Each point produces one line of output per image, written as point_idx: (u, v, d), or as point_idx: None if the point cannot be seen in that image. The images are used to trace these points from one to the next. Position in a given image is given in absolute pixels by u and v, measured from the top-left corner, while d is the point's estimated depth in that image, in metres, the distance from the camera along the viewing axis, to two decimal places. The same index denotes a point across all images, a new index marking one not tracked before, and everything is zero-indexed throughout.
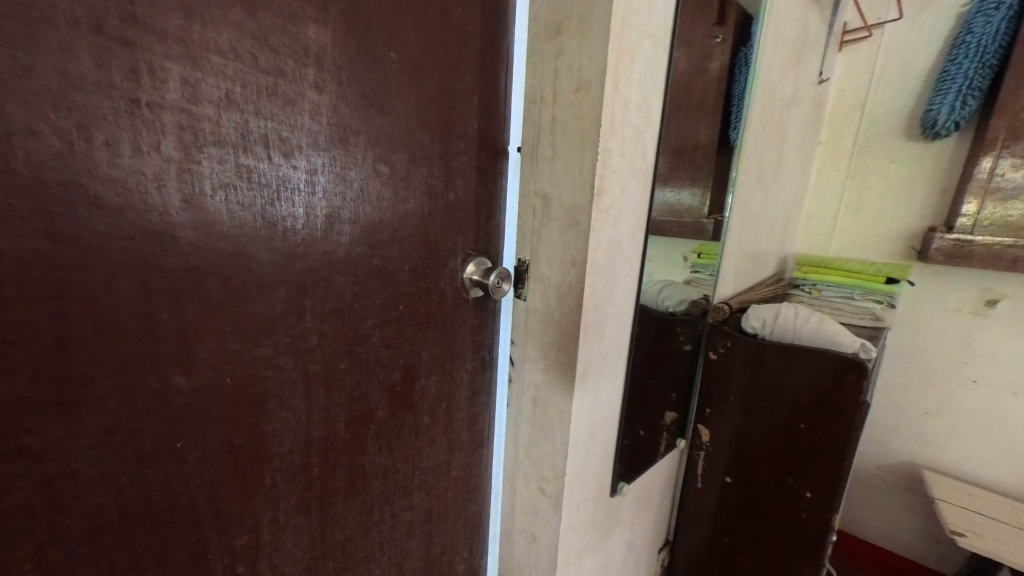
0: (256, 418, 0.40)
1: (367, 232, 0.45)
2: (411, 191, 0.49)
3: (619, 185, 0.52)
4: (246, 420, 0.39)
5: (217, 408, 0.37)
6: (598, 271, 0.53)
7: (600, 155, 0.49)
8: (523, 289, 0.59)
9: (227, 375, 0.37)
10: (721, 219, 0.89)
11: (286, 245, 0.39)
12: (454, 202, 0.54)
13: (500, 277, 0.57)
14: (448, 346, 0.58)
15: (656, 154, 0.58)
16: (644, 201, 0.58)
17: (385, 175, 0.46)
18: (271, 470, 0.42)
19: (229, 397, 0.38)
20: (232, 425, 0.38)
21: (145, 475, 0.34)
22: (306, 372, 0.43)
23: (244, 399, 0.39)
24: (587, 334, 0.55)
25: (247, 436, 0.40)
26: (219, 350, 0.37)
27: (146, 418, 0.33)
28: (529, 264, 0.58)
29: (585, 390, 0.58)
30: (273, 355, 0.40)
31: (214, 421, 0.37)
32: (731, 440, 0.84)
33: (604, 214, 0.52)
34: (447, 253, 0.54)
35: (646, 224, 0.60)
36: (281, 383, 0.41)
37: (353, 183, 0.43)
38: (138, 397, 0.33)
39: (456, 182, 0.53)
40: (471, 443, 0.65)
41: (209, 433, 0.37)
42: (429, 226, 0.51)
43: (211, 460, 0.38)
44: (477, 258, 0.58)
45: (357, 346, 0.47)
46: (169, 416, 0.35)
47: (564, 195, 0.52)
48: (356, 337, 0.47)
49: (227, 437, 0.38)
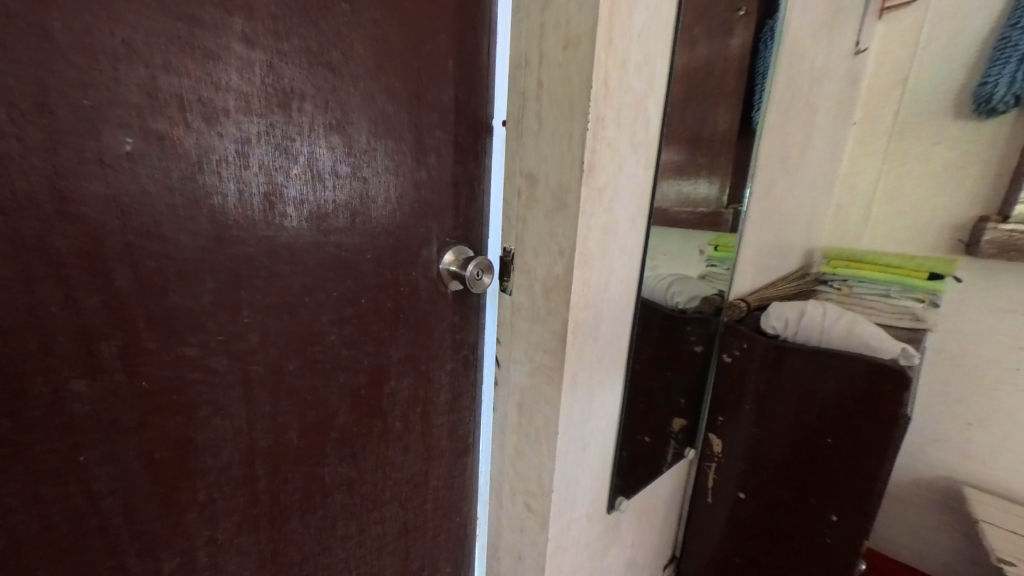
0: (182, 428, 0.35)
1: (318, 213, 0.39)
2: (373, 169, 0.42)
3: (614, 162, 0.45)
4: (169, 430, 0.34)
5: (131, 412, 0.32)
6: (590, 262, 0.46)
7: (592, 125, 0.42)
8: (509, 283, 0.52)
9: (143, 378, 0.32)
10: (741, 207, 0.80)
11: (212, 227, 0.34)
12: (426, 182, 0.47)
13: (481, 269, 0.51)
14: (423, 346, 0.52)
15: (661, 127, 0.50)
16: (647, 182, 0.50)
17: (340, 147, 0.40)
18: (205, 487, 0.37)
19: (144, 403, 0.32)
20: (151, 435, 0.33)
21: (40, 493, 0.29)
22: (249, 374, 0.38)
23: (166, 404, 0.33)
24: (576, 334, 0.48)
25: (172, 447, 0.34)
26: (130, 348, 0.31)
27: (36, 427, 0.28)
28: (514, 254, 0.51)
29: (575, 399, 0.51)
30: (201, 355, 0.35)
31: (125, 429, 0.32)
32: (746, 452, 0.76)
33: (597, 194, 0.44)
34: (419, 240, 0.48)
35: (649, 208, 0.52)
36: (212, 388, 0.36)
37: (300, 157, 0.37)
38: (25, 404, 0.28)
39: (427, 160, 0.47)
40: (452, 451, 0.59)
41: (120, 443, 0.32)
42: (397, 210, 0.45)
43: (126, 476, 0.33)
44: (454, 246, 0.51)
45: (309, 345, 0.41)
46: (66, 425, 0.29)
47: (551, 172, 0.45)
48: (307, 336, 0.41)
49: (146, 449, 0.33)
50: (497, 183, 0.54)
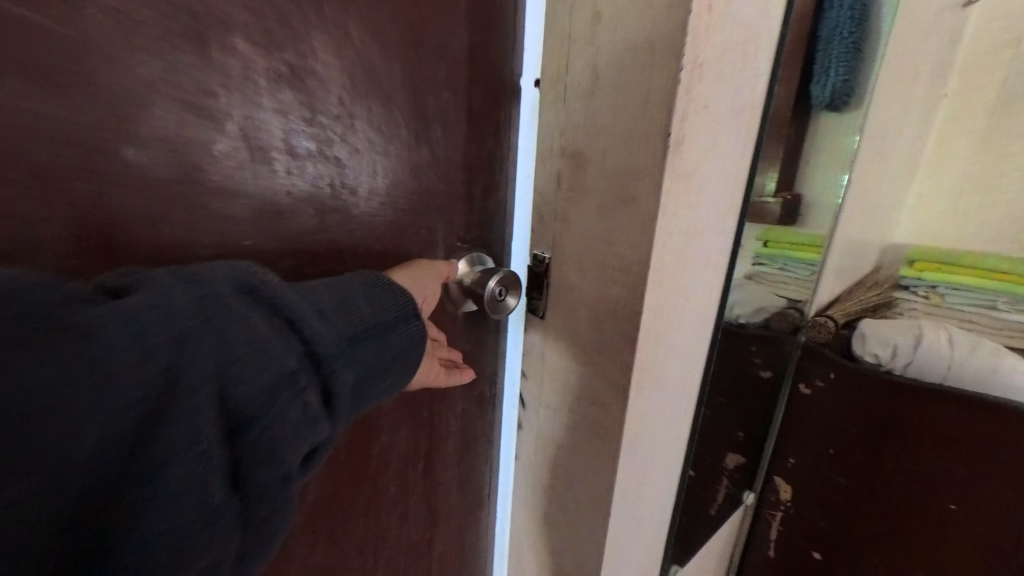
0: (280, 423, 0.22)
1: (264, 209, 0.26)
2: (348, 146, 0.29)
3: (709, 136, 0.29)
4: (276, 437, 0.22)
5: (187, 425, 0.19)
6: (664, 283, 0.31)
7: (686, 71, 0.25)
8: (542, 302, 0.39)
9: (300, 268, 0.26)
10: (814, 200, 0.66)
11: (78, 239, 0.20)
12: (428, 164, 0.33)
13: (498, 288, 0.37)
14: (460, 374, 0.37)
15: (774, 83, 0.33)
16: (748, 164, 0.33)
17: (294, 112, 0.26)
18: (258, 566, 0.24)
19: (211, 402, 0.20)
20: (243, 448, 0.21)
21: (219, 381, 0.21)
22: (367, 350, 0.27)
23: (257, 397, 0.22)
24: (642, 386, 0.33)
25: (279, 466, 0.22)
26: (215, 277, 0.22)
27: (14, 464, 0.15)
28: (549, 264, 0.38)
29: (633, 468, 0.37)
30: (295, 312, 0.24)
31: (158, 443, 0.18)
32: (824, 506, 0.62)
33: (683, 184, 0.28)
34: (416, 245, 0.34)
35: (745, 202, 0.36)
36: (327, 368, 0.24)
37: (228, 123, 0.24)
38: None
39: (427, 133, 0.33)
40: (462, 508, 0.47)
41: (188, 479, 0.19)
42: (388, 205, 0.32)
43: (290, 406, 0.22)
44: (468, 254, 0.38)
45: (411, 322, 0.29)
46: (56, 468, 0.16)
47: (609, 149, 0.30)
48: (411, 312, 0.29)
49: (323, 373, 0.24)
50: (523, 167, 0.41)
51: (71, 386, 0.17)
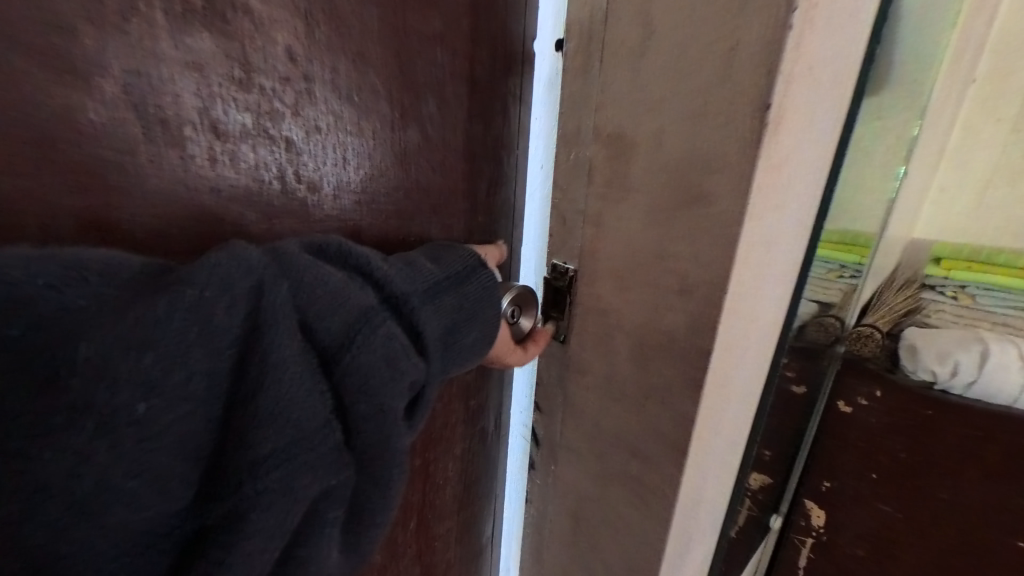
0: (377, 366, 0.18)
1: (172, 209, 0.17)
2: (303, 122, 0.20)
3: (808, 111, 0.21)
4: (370, 378, 0.17)
5: (273, 368, 0.15)
6: (736, 310, 0.23)
7: (797, 16, 0.18)
8: (565, 324, 0.31)
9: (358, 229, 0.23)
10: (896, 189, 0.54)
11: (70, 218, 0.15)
12: (417, 152, 0.25)
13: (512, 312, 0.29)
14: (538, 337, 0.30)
15: (872, 43, 0.25)
16: (837, 150, 0.26)
17: (216, 66, 0.17)
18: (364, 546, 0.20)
19: (299, 348, 0.16)
20: (349, 402, 0.17)
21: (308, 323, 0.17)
22: (446, 297, 0.23)
23: (340, 339, 0.17)
24: (700, 440, 0.26)
25: (388, 426, 0.18)
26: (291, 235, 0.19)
27: (89, 424, 0.12)
28: (573, 279, 0.30)
29: (680, 534, 0.29)
30: (366, 254, 0.20)
31: (238, 386, 0.15)
32: (863, 540, 0.52)
33: (773, 178, 0.21)
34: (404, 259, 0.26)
35: (825, 200, 0.28)
36: (411, 314, 0.20)
37: (107, 79, 0.15)
38: (33, 369, 0.11)
39: (420, 109, 0.25)
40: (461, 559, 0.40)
41: (290, 432, 0.15)
42: (364, 206, 0.24)
43: (387, 345, 0.18)
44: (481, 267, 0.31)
45: (479, 271, 0.25)
46: (145, 430, 0.13)
47: (667, 131, 0.22)
48: (475, 263, 0.25)
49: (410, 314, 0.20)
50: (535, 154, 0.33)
51: (150, 326, 0.13)
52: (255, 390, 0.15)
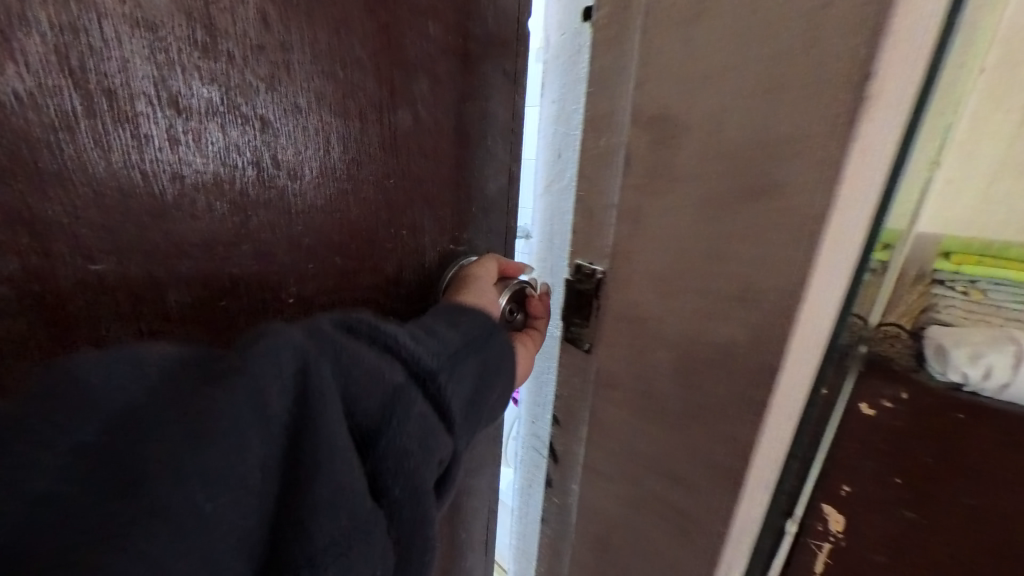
0: (410, 448, 0.19)
1: (141, 179, 0.18)
2: (279, 100, 0.20)
3: (906, 79, 0.17)
4: (409, 457, 0.19)
5: (326, 454, 0.16)
6: (806, 324, 0.20)
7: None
8: (588, 332, 0.28)
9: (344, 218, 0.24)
10: None
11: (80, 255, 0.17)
12: (406, 139, 0.25)
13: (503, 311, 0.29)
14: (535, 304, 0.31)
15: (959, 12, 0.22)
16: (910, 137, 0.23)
17: (176, 39, 0.17)
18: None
19: (344, 424, 0.17)
20: (384, 481, 0.18)
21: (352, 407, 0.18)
22: (471, 365, 0.24)
23: (378, 420, 0.19)
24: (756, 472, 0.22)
25: (422, 497, 0.19)
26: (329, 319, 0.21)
27: (156, 537, 0.13)
28: (600, 281, 0.26)
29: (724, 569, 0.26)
30: (392, 332, 0.21)
31: (288, 483, 0.16)
32: None
33: (861, 168, 0.17)
34: (388, 255, 0.26)
35: (890, 195, 0.25)
36: (439, 385, 0.22)
37: (34, 37, 0.15)
38: (100, 491, 0.13)
39: (404, 95, 0.24)
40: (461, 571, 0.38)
41: (344, 522, 0.16)
42: (344, 196, 0.23)
43: (420, 424, 0.20)
44: (460, 260, 0.29)
45: (495, 333, 0.26)
46: (198, 534, 0.13)
47: (725, 111, 0.19)
48: (494, 325, 0.26)
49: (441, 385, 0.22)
50: (548, 146, 0.31)
51: (203, 436, 0.14)
52: (308, 483, 0.16)
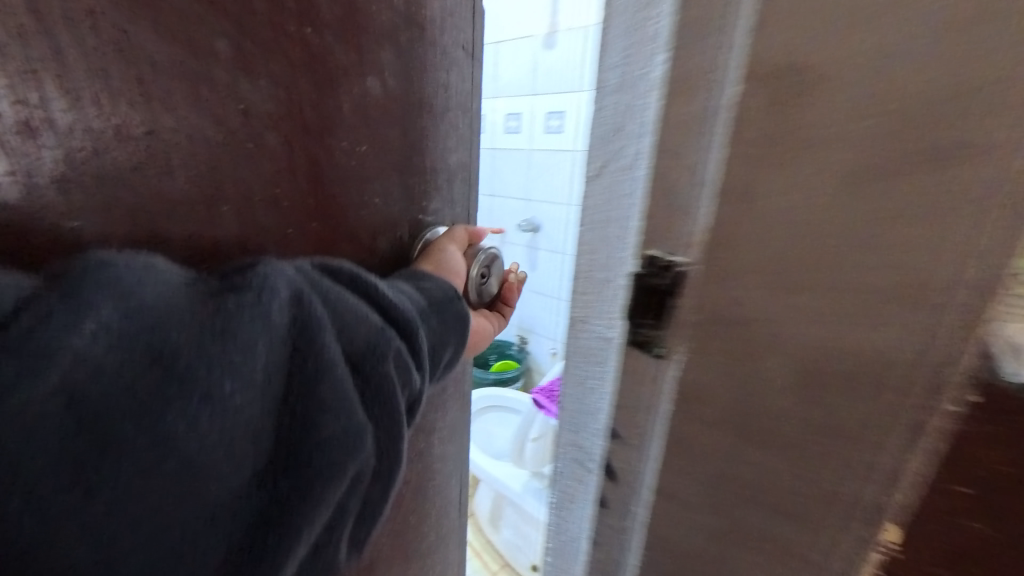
0: (385, 367, 0.27)
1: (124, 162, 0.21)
2: (243, 97, 0.24)
3: None
4: (384, 374, 0.27)
5: (321, 364, 0.24)
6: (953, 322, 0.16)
7: None
8: (663, 336, 0.24)
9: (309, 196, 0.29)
10: None
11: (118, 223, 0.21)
12: (371, 103, 0.30)
13: (490, 269, 0.42)
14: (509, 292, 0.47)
15: None
16: None
17: (151, 41, 0.21)
18: (367, 514, 0.29)
19: (337, 347, 0.25)
20: (367, 389, 0.26)
21: (344, 333, 0.26)
22: (436, 316, 0.33)
23: (360, 346, 0.26)
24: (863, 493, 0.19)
25: (390, 402, 0.27)
26: (320, 268, 0.27)
27: (199, 404, 0.20)
28: (680, 275, 0.23)
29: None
30: (372, 282, 0.29)
31: (292, 379, 0.23)
32: None
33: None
34: (342, 209, 0.31)
35: None
36: (411, 329, 0.29)
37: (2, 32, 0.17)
38: (166, 372, 0.20)
39: (370, 64, 0.30)
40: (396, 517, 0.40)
41: (337, 411, 0.24)
42: (317, 156, 0.28)
43: (399, 352, 0.28)
44: (428, 230, 0.38)
45: (454, 300, 0.34)
46: (232, 409, 0.21)
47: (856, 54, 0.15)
48: (453, 292, 0.34)
49: (412, 329, 0.29)
50: (598, 123, 0.26)
51: (229, 342, 0.21)
52: (309, 383, 0.24)
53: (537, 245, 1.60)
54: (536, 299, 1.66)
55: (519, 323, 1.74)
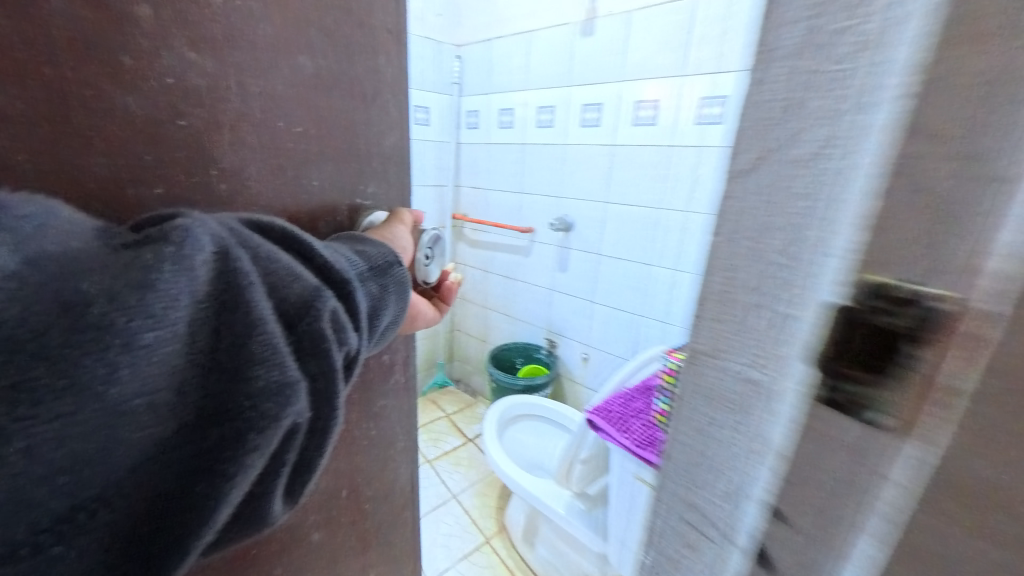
0: (323, 325, 0.27)
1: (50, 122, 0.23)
2: (166, 72, 0.26)
3: None
4: (319, 332, 0.27)
5: (249, 318, 0.24)
6: None
7: None
8: (887, 397, 0.19)
9: (238, 161, 0.30)
10: None
11: (37, 164, 0.23)
12: (304, 83, 0.32)
13: (434, 252, 0.46)
14: (446, 290, 0.51)
15: None
16: None
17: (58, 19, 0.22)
18: (307, 469, 0.30)
19: (268, 302, 0.25)
20: (300, 347, 0.26)
21: (274, 290, 0.26)
22: (380, 281, 0.33)
23: (295, 303, 0.26)
24: None
25: (325, 364, 0.27)
26: (253, 225, 0.28)
27: (112, 346, 0.20)
28: (929, 317, 0.18)
29: None
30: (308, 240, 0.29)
31: (215, 332, 0.24)
32: None
33: None
34: (268, 184, 0.31)
35: None
36: (346, 289, 0.30)
37: None
38: (74, 316, 0.19)
39: (300, 49, 0.31)
40: (325, 490, 0.42)
41: (271, 364, 0.25)
42: (244, 120, 0.29)
43: (337, 313, 0.28)
44: (369, 216, 0.39)
45: (393, 267, 0.35)
46: (144, 356, 0.21)
47: None
48: (393, 257, 0.35)
49: (349, 292, 0.30)
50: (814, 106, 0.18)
51: (145, 289, 0.21)
52: (237, 334, 0.24)
53: (568, 245, 1.52)
54: (566, 301, 1.59)
55: (547, 325, 1.67)
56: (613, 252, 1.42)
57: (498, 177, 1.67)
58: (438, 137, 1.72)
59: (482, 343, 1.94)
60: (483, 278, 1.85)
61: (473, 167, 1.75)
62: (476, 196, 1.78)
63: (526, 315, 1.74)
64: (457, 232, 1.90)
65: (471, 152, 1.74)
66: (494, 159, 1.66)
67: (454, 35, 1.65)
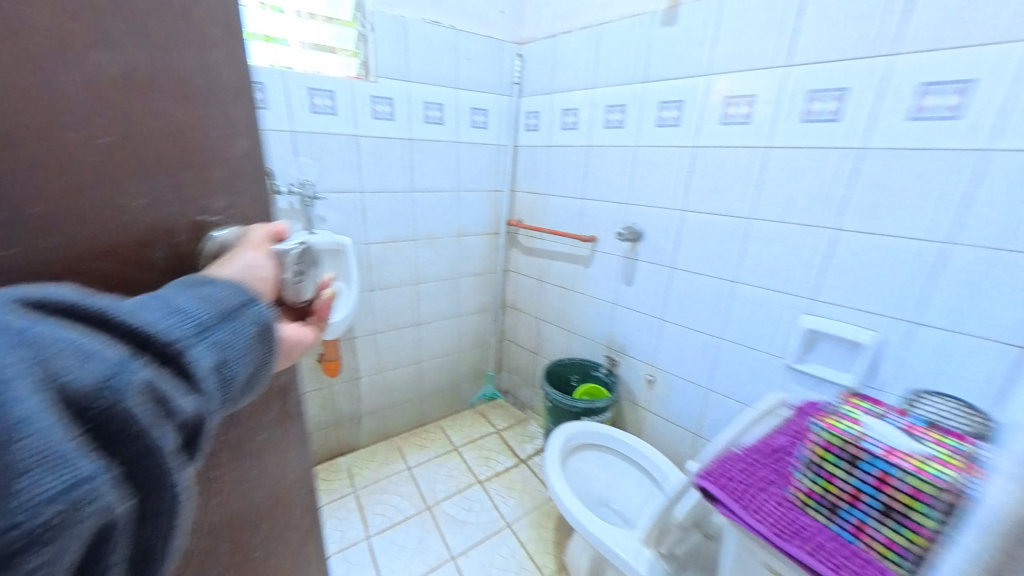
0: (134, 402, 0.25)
1: None
2: None
3: None
4: (135, 409, 0.25)
5: (30, 419, 0.21)
6: None
7: None
8: None
9: (31, 218, 0.26)
10: None
11: None
12: (93, 111, 0.28)
13: (305, 267, 0.44)
14: (321, 307, 0.49)
15: None
16: None
17: None
18: (148, 563, 0.27)
19: (50, 394, 0.23)
20: (108, 429, 0.24)
21: (67, 373, 0.24)
22: (227, 330, 0.32)
23: (97, 381, 0.24)
24: None
25: (143, 441, 0.25)
26: (50, 301, 0.25)
27: None
28: None
29: None
30: (109, 304, 0.27)
31: None
32: None
33: None
34: (76, 221, 0.28)
35: None
36: (168, 353, 0.28)
37: None
38: None
39: (104, 57, 0.28)
40: (190, 555, 0.39)
41: (60, 468, 0.21)
42: (49, 167, 0.27)
43: (153, 378, 0.26)
44: (213, 238, 0.37)
45: (243, 312, 0.34)
46: None
47: None
48: (241, 298, 0.34)
49: (172, 355, 0.28)
50: None
51: None
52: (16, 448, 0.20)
53: (636, 256, 1.39)
54: (630, 316, 1.47)
55: (608, 341, 1.55)
56: (688, 265, 1.28)
57: (560, 182, 1.57)
58: (497, 140, 1.65)
59: (534, 355, 1.85)
60: (538, 287, 1.76)
61: (532, 171, 1.67)
62: (534, 202, 1.69)
63: (584, 328, 1.63)
64: (512, 239, 1.82)
65: (531, 155, 1.65)
66: (555, 163, 1.57)
67: (518, 33, 1.57)
